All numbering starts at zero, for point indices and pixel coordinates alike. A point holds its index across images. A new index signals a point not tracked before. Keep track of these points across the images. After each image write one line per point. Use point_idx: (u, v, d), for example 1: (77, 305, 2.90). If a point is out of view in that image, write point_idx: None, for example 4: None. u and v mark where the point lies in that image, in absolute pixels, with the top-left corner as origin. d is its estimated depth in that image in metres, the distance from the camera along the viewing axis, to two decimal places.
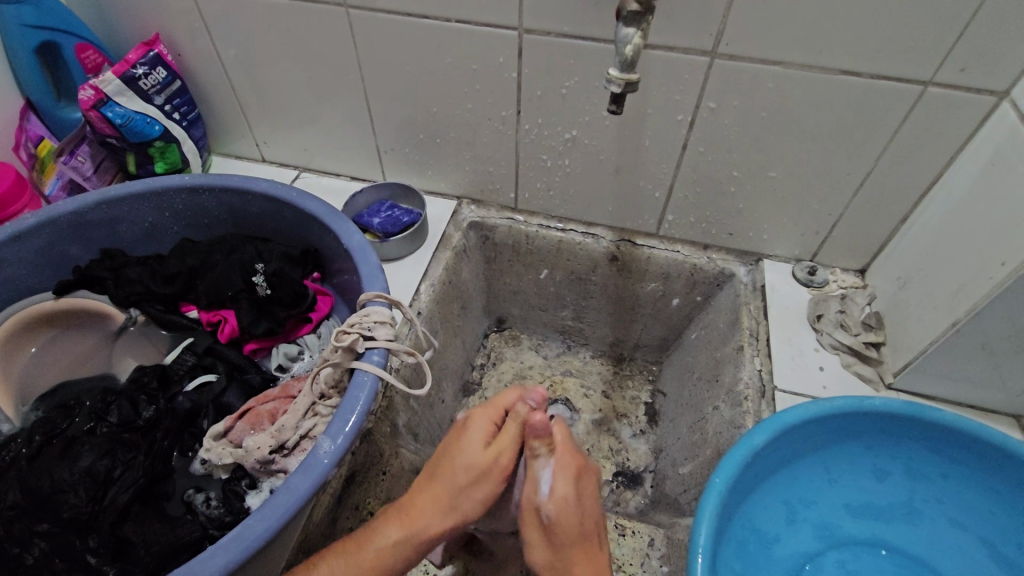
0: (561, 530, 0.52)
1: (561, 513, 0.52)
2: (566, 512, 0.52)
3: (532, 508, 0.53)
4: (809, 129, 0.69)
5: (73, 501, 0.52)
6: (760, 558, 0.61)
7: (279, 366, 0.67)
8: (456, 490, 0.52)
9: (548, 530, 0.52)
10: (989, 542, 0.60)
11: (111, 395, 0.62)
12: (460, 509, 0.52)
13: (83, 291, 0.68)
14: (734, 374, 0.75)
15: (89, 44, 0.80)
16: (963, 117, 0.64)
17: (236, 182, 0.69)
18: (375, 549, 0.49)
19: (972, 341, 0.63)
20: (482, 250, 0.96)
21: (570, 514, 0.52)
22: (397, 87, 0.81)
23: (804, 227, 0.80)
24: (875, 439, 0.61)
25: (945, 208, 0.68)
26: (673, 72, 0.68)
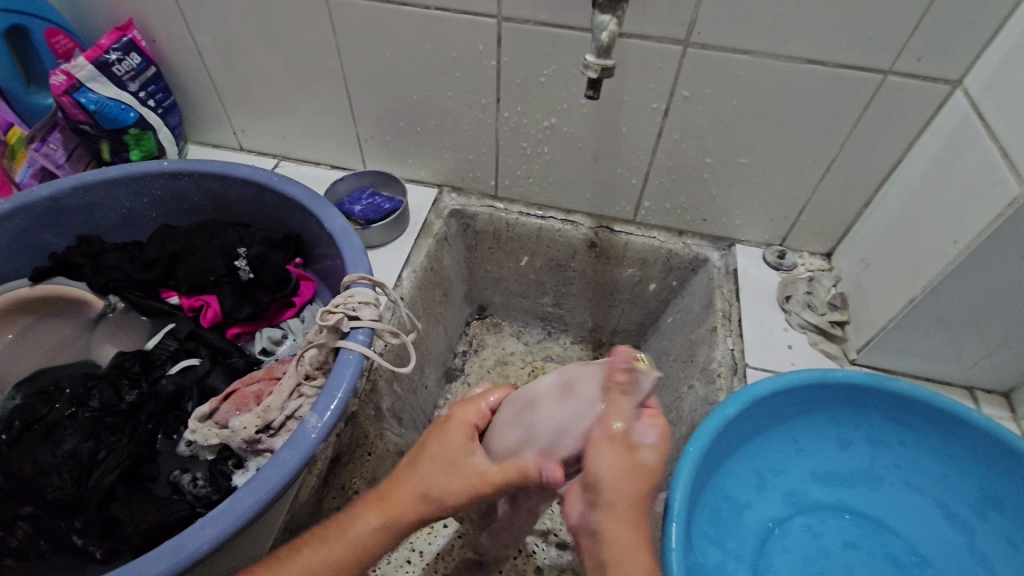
0: (642, 481, 0.44)
1: (641, 467, 0.44)
2: (651, 469, 0.44)
3: (608, 443, 0.45)
4: (778, 117, 0.72)
5: (57, 484, 0.52)
6: (732, 524, 0.65)
7: (264, 350, 0.67)
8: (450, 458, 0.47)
9: (623, 478, 0.43)
10: (942, 503, 0.64)
11: (92, 380, 0.62)
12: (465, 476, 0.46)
13: (61, 278, 0.67)
14: (708, 353, 0.78)
15: (59, 29, 0.79)
16: (921, 105, 0.67)
17: (215, 166, 0.69)
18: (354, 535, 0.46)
19: (928, 316, 0.66)
20: (463, 237, 0.97)
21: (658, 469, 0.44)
22: (377, 75, 0.81)
23: (774, 212, 0.84)
24: (840, 410, 0.65)
25: (903, 191, 0.72)
26: (647, 60, 0.70)
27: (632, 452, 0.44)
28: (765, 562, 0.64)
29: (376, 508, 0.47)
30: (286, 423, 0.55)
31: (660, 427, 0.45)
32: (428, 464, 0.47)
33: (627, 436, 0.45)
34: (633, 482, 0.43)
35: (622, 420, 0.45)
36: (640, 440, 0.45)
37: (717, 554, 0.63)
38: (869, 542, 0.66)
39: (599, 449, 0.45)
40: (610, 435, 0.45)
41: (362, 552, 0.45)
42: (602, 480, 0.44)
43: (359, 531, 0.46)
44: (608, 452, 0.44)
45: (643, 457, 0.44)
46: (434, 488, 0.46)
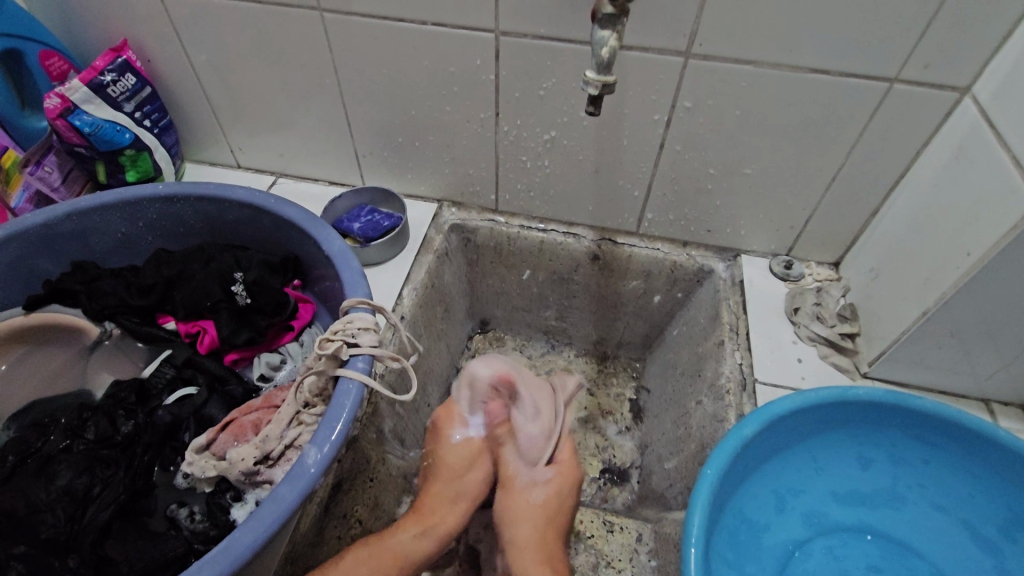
0: (544, 512, 0.71)
1: (548, 498, 0.72)
2: (555, 498, 0.73)
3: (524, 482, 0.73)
4: (782, 127, 0.71)
5: (51, 522, 0.50)
6: (751, 547, 0.63)
7: (262, 376, 0.66)
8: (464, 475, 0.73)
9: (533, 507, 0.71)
10: (969, 525, 0.62)
11: (87, 411, 0.60)
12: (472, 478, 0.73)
13: (55, 306, 0.66)
14: (715, 368, 0.77)
15: (54, 51, 0.79)
16: (929, 112, 0.66)
17: (211, 190, 0.68)
18: (394, 543, 0.64)
19: (942, 328, 0.65)
20: (464, 252, 0.96)
21: (571, 473, 0.74)
22: (374, 91, 0.80)
23: (780, 221, 0.82)
24: (858, 428, 0.63)
25: (913, 200, 0.70)
26: (647, 72, 0.69)
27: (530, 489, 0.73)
28: None
29: (411, 522, 0.67)
30: (285, 454, 0.54)
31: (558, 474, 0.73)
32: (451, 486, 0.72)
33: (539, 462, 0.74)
34: (551, 485, 0.73)
35: (530, 450, 0.73)
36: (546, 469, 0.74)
37: None
38: (893, 565, 0.64)
39: (521, 484, 0.73)
40: (517, 484, 0.73)
41: (405, 553, 0.64)
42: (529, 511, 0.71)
43: (399, 543, 0.64)
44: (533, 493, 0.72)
45: (545, 487, 0.73)
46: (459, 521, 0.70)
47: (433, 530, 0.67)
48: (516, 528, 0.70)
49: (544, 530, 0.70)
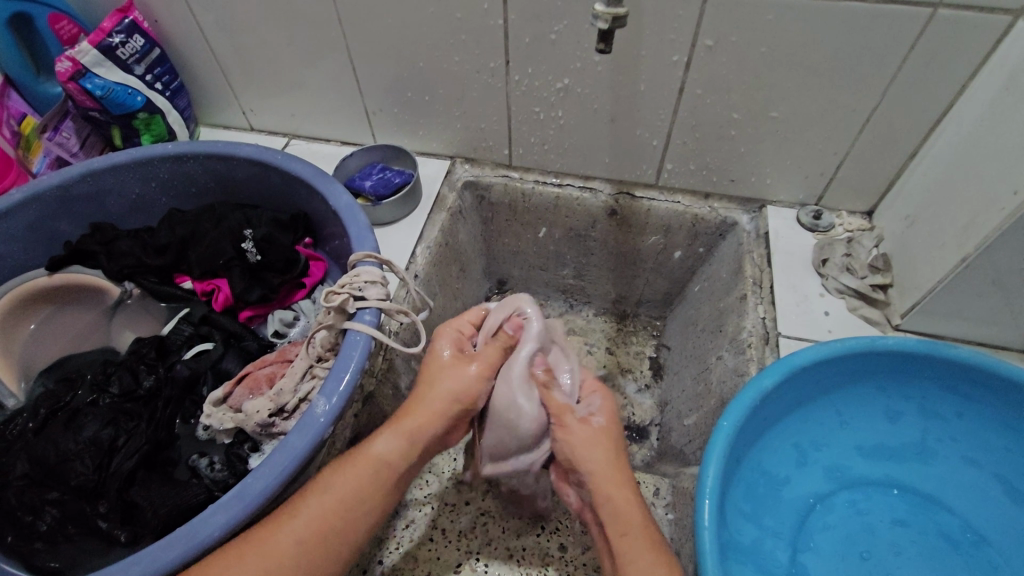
0: (601, 446, 0.57)
1: (598, 430, 0.58)
2: (604, 431, 0.58)
3: (563, 423, 0.58)
4: (812, 63, 0.66)
5: (80, 469, 0.53)
6: (769, 500, 0.62)
7: (277, 332, 0.67)
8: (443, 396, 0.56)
9: (585, 447, 0.56)
10: (1002, 478, 0.59)
11: (111, 367, 0.62)
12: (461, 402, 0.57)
13: (77, 266, 0.67)
14: (737, 323, 0.74)
15: (62, 14, 0.78)
16: (977, 40, 0.60)
17: (219, 147, 0.68)
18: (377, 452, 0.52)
19: (981, 275, 0.61)
20: (479, 210, 0.94)
21: (613, 427, 0.58)
22: (381, 44, 0.78)
23: (809, 168, 0.78)
24: (886, 379, 0.60)
25: (956, 139, 0.65)
26: (665, 8, 0.64)
27: (579, 422, 0.58)
28: (805, 540, 0.61)
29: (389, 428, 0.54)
30: (299, 407, 0.54)
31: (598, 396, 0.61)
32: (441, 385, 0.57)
33: (573, 412, 0.59)
34: (598, 442, 0.57)
35: (563, 404, 0.60)
36: (582, 412, 0.59)
37: (754, 531, 0.60)
38: (919, 519, 0.62)
39: (563, 431, 0.58)
40: (567, 417, 0.58)
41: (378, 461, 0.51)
42: (574, 457, 0.56)
43: (378, 447, 0.52)
44: (568, 432, 0.58)
45: (594, 422, 0.58)
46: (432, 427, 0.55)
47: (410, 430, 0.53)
48: (586, 467, 0.55)
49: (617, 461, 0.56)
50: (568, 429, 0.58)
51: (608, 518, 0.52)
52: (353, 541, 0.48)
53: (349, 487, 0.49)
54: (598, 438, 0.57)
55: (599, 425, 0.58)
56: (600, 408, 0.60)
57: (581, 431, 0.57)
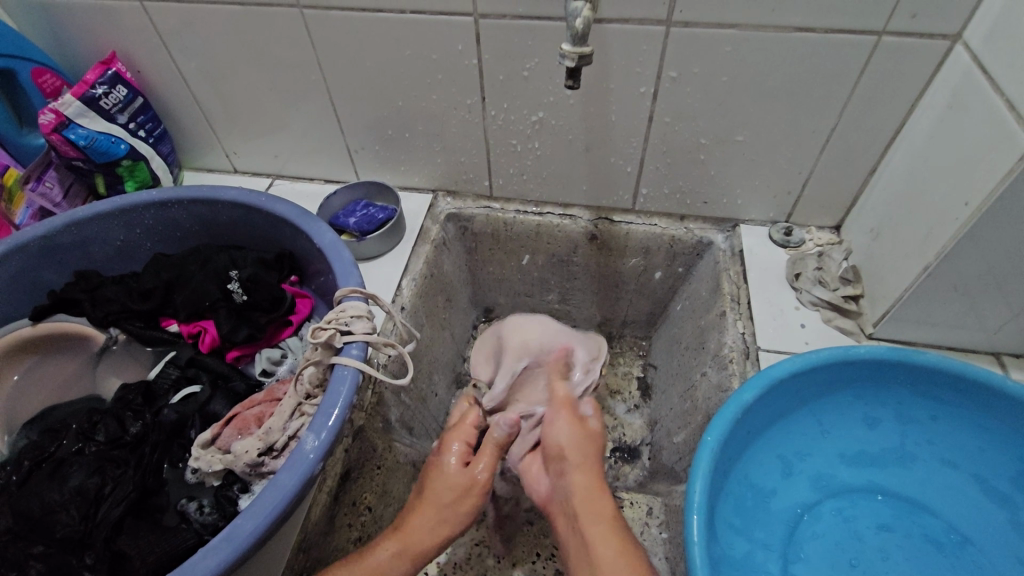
0: (589, 444, 0.66)
1: (590, 431, 0.69)
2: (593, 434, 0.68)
3: (564, 415, 0.69)
4: (771, 90, 0.69)
5: (66, 521, 0.52)
6: (758, 513, 0.63)
7: (265, 371, 0.67)
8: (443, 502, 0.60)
9: (574, 442, 0.66)
10: (980, 478, 0.61)
11: (97, 414, 0.61)
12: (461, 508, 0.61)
13: (61, 315, 0.68)
14: (718, 340, 0.76)
15: (46, 68, 0.80)
16: (920, 63, 0.64)
17: (203, 192, 0.69)
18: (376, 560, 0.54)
19: (944, 282, 0.63)
20: (462, 241, 0.96)
21: (602, 434, 0.69)
22: (360, 86, 0.81)
23: (777, 187, 0.81)
24: (863, 387, 0.62)
25: (910, 155, 0.69)
26: (629, 44, 0.68)
27: (585, 421, 0.69)
28: (795, 550, 0.62)
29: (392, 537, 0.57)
30: (288, 445, 0.54)
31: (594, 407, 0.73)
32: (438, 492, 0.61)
33: (572, 410, 0.71)
34: (587, 441, 0.67)
35: (568, 400, 0.72)
36: (584, 415, 0.70)
37: (745, 545, 0.61)
38: (904, 523, 0.63)
39: (561, 420, 0.68)
40: (568, 410, 0.70)
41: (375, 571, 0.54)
42: (565, 447, 0.65)
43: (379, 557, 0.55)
44: (567, 422, 0.68)
45: (592, 423, 0.69)
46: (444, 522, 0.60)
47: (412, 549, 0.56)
48: (576, 460, 0.63)
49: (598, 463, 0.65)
50: (564, 417, 0.69)
51: (584, 512, 0.58)
52: None
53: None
54: (588, 435, 0.68)
55: (594, 428, 0.69)
56: (593, 414, 0.72)
57: (573, 423, 0.68)
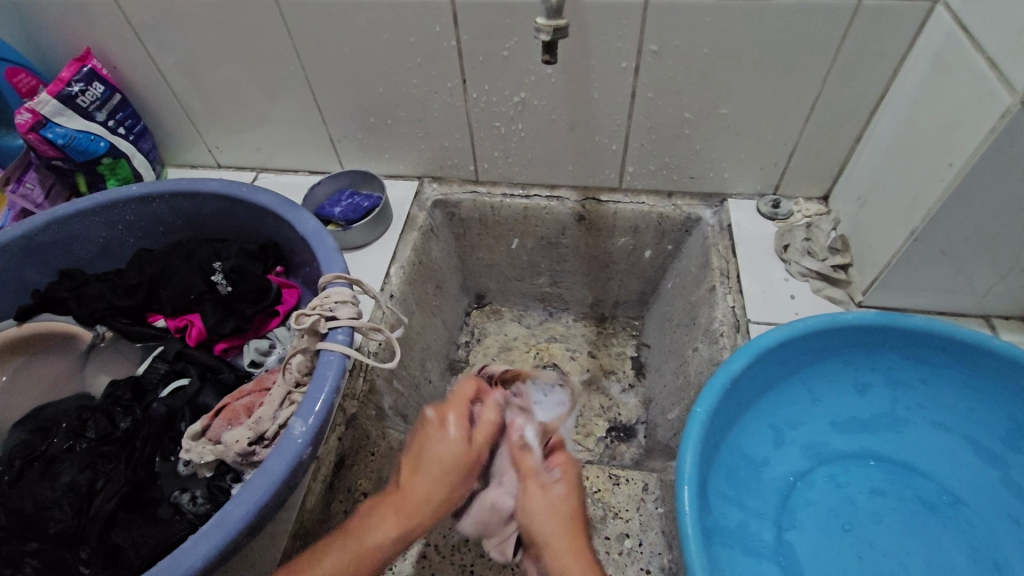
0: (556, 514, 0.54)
1: (559, 500, 0.55)
2: (566, 498, 0.55)
3: (529, 485, 0.57)
4: (753, 60, 0.69)
5: (58, 516, 0.52)
6: (750, 482, 0.63)
7: (253, 362, 0.67)
8: (438, 455, 0.54)
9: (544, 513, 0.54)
10: (971, 439, 0.61)
11: (87, 411, 0.62)
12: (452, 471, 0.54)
13: (45, 314, 0.68)
14: (709, 314, 0.76)
15: (20, 67, 0.79)
16: (902, 26, 0.63)
17: (183, 185, 0.69)
18: (373, 542, 0.49)
19: (931, 247, 0.63)
20: (451, 227, 0.96)
21: (573, 497, 0.56)
22: (339, 73, 0.80)
23: (763, 159, 0.81)
24: (852, 353, 0.62)
25: (894, 122, 0.68)
26: (608, 18, 0.67)
27: (546, 484, 0.57)
28: (789, 518, 0.62)
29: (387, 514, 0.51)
30: (278, 434, 0.54)
31: (566, 466, 0.59)
32: (433, 466, 0.54)
33: (537, 475, 0.58)
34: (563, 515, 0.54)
35: (534, 467, 0.59)
36: (550, 476, 0.58)
37: (738, 514, 0.61)
38: (896, 487, 0.63)
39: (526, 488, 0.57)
40: (529, 466, 0.59)
41: (377, 560, 0.48)
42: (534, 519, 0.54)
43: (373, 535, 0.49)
44: (533, 493, 0.56)
45: (557, 488, 0.56)
46: (447, 493, 0.54)
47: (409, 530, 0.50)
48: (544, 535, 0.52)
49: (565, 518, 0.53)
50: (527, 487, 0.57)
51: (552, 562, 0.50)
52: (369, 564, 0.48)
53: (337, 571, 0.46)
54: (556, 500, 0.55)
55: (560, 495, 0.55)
56: (561, 475, 0.58)
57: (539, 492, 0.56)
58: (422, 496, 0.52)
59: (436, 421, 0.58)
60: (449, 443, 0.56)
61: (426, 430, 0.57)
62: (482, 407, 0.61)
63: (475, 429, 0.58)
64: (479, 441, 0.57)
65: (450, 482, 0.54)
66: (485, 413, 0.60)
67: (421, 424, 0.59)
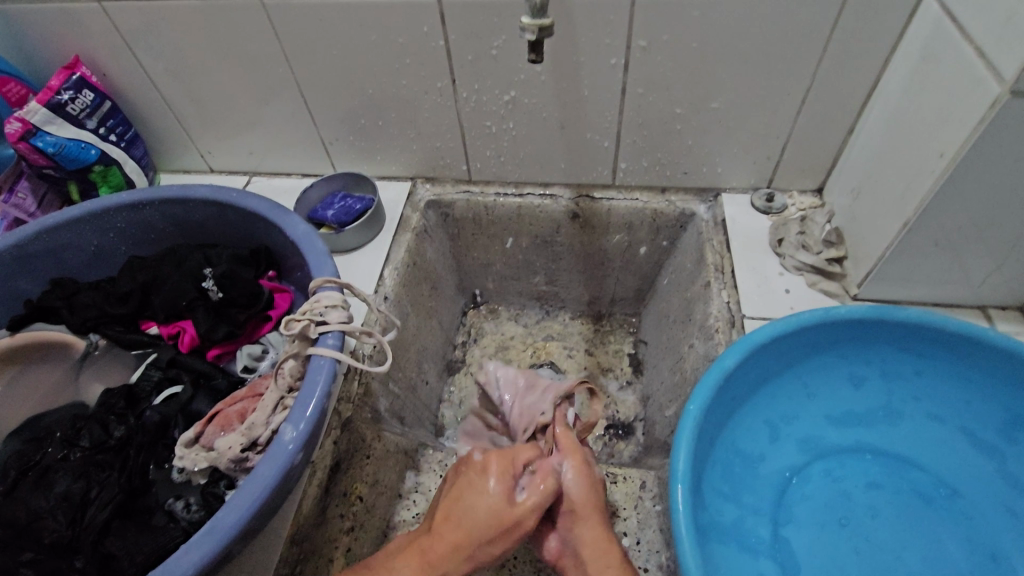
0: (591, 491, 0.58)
1: (590, 477, 0.59)
2: (580, 478, 0.59)
3: (542, 469, 0.58)
4: (742, 54, 0.68)
5: (53, 526, 0.52)
6: (747, 478, 0.63)
7: (246, 367, 0.67)
8: (478, 536, 0.54)
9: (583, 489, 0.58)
10: (967, 430, 0.61)
11: (81, 420, 0.62)
12: (477, 550, 0.53)
13: (38, 324, 0.68)
14: (704, 310, 0.76)
15: (9, 76, 0.78)
16: (891, 17, 0.63)
17: (173, 191, 0.69)
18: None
19: (925, 237, 0.63)
20: (445, 227, 0.96)
21: (592, 475, 0.60)
22: (329, 76, 0.79)
23: (756, 154, 0.80)
24: (846, 346, 0.62)
25: (885, 114, 0.68)
26: (596, 15, 0.67)
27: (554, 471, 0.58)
28: (785, 514, 0.62)
29: (416, 556, 0.53)
30: (272, 439, 0.54)
31: (569, 448, 0.60)
32: (473, 522, 0.54)
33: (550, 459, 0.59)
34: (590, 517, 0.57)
35: (571, 446, 0.61)
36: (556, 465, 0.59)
37: (734, 511, 0.61)
38: (893, 480, 0.63)
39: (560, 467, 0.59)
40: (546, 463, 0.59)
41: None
42: (574, 498, 0.58)
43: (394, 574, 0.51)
44: (545, 479, 0.57)
45: (565, 475, 0.58)
46: (474, 546, 0.53)
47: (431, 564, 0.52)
48: (585, 515, 0.58)
49: (600, 512, 0.58)
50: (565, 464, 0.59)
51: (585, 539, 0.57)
52: None
53: None
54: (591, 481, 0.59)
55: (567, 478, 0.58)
56: (570, 467, 0.59)
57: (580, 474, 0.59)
58: (450, 547, 0.53)
59: (479, 467, 0.58)
60: (490, 496, 0.55)
61: (467, 475, 0.58)
62: (529, 483, 0.58)
63: (519, 496, 0.56)
64: (522, 507, 0.55)
65: (485, 535, 0.54)
66: (536, 484, 0.57)
67: (466, 466, 0.60)
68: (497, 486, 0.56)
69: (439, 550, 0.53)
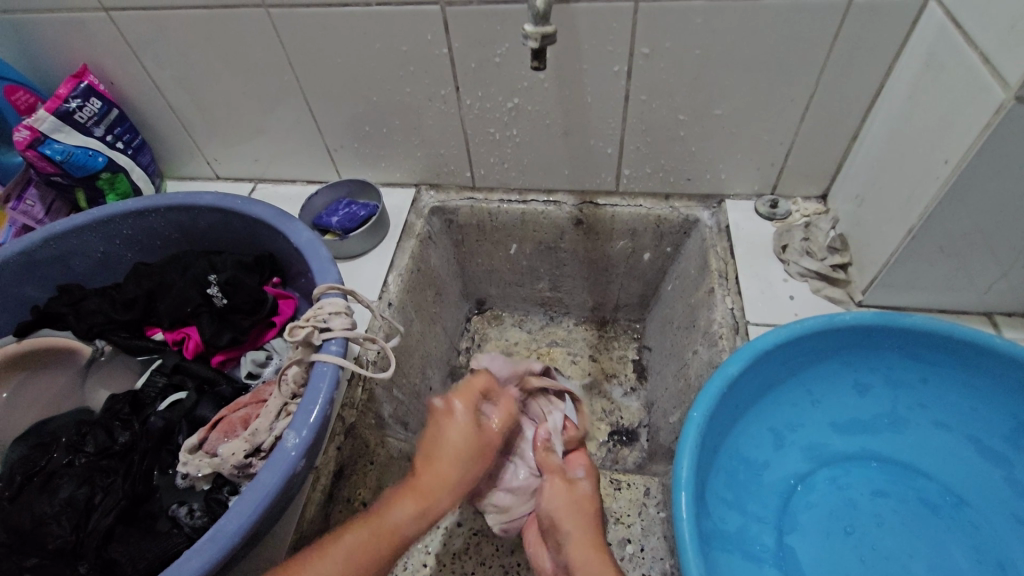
0: (579, 507, 0.61)
1: (583, 496, 0.63)
2: (588, 495, 0.63)
3: (553, 479, 0.63)
4: (744, 61, 0.69)
5: (57, 532, 0.52)
6: (751, 486, 0.62)
7: (250, 374, 0.67)
8: (457, 453, 0.55)
9: (564, 505, 0.61)
10: (974, 439, 0.60)
11: (86, 426, 0.62)
12: (466, 479, 0.55)
13: (46, 330, 0.68)
14: (708, 316, 0.76)
15: (18, 85, 0.80)
16: (894, 23, 0.63)
17: (179, 198, 0.69)
18: (394, 521, 0.50)
19: (930, 244, 0.63)
20: (449, 234, 0.96)
21: (595, 496, 0.63)
22: (334, 84, 0.80)
23: (759, 160, 0.80)
24: (850, 354, 0.62)
25: (889, 120, 0.68)
26: (599, 22, 0.67)
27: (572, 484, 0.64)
28: (790, 522, 0.62)
29: (408, 495, 0.52)
30: (275, 445, 0.54)
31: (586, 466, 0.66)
32: (451, 450, 0.56)
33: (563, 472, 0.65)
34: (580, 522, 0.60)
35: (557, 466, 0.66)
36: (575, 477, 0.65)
37: (738, 519, 0.60)
38: (899, 488, 0.62)
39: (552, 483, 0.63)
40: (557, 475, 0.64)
41: (400, 535, 0.50)
42: (556, 513, 0.61)
43: (394, 516, 0.50)
44: (556, 487, 0.63)
45: (583, 487, 0.64)
46: (462, 477, 0.55)
47: (431, 511, 0.52)
48: (570, 529, 0.59)
49: (591, 525, 0.60)
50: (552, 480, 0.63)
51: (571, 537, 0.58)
52: (400, 542, 0.50)
53: (357, 551, 0.47)
54: (581, 500, 0.62)
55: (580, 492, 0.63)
56: (585, 475, 0.65)
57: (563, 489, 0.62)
58: (440, 480, 0.54)
59: (445, 409, 0.59)
60: (460, 427, 0.57)
61: (435, 418, 0.59)
62: (493, 409, 0.62)
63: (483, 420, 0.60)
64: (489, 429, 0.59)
65: (465, 463, 0.56)
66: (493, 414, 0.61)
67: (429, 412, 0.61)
68: (466, 420, 0.58)
69: (435, 492, 0.53)
